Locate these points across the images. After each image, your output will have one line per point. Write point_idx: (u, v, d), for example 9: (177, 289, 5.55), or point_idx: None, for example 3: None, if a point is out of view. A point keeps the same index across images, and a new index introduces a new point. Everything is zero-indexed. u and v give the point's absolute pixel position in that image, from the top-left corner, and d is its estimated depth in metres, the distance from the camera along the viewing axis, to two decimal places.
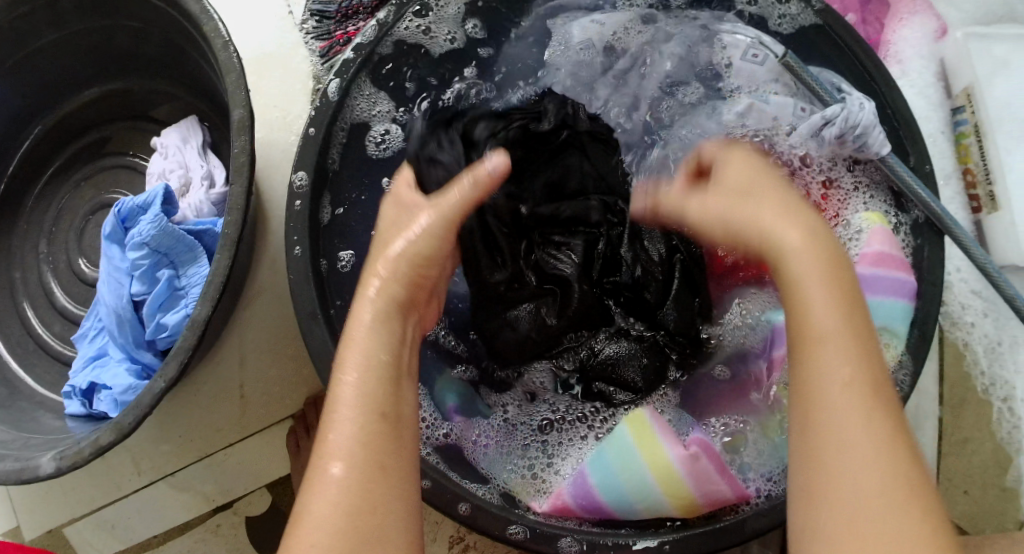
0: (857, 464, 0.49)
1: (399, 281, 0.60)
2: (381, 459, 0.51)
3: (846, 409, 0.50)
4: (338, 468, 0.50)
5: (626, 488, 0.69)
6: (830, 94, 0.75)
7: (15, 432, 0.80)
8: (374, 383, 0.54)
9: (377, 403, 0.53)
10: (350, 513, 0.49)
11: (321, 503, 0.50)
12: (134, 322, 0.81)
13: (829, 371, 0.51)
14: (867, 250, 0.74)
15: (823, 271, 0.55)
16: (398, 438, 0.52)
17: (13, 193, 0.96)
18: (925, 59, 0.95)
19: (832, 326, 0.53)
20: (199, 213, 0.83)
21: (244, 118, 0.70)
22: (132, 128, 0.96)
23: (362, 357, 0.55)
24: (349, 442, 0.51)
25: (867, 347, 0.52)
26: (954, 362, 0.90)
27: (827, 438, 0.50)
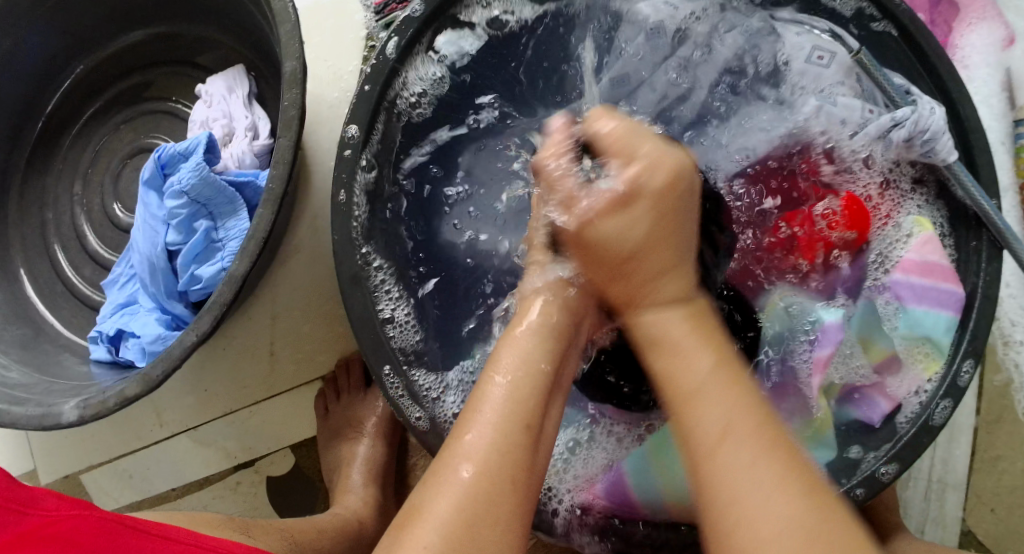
0: (740, 475, 0.53)
1: (539, 332, 0.63)
2: (510, 472, 0.54)
3: (729, 429, 0.55)
4: (465, 470, 0.54)
5: (658, 488, 0.70)
6: (900, 97, 0.72)
7: (39, 375, 0.79)
8: (526, 390, 0.58)
9: (521, 414, 0.57)
10: (469, 519, 0.52)
11: (442, 492, 0.53)
12: (167, 272, 0.79)
13: (731, 466, 0.53)
14: (913, 257, 0.74)
15: (706, 385, 0.57)
16: (534, 448, 0.57)
17: (52, 132, 0.95)
18: (990, 66, 0.92)
19: (691, 369, 0.58)
20: (240, 164, 0.82)
21: (295, 71, 0.68)
22: (174, 74, 0.94)
23: (512, 367, 0.59)
24: (482, 448, 0.55)
25: (734, 379, 0.57)
26: (993, 379, 0.88)
27: (713, 453, 0.54)
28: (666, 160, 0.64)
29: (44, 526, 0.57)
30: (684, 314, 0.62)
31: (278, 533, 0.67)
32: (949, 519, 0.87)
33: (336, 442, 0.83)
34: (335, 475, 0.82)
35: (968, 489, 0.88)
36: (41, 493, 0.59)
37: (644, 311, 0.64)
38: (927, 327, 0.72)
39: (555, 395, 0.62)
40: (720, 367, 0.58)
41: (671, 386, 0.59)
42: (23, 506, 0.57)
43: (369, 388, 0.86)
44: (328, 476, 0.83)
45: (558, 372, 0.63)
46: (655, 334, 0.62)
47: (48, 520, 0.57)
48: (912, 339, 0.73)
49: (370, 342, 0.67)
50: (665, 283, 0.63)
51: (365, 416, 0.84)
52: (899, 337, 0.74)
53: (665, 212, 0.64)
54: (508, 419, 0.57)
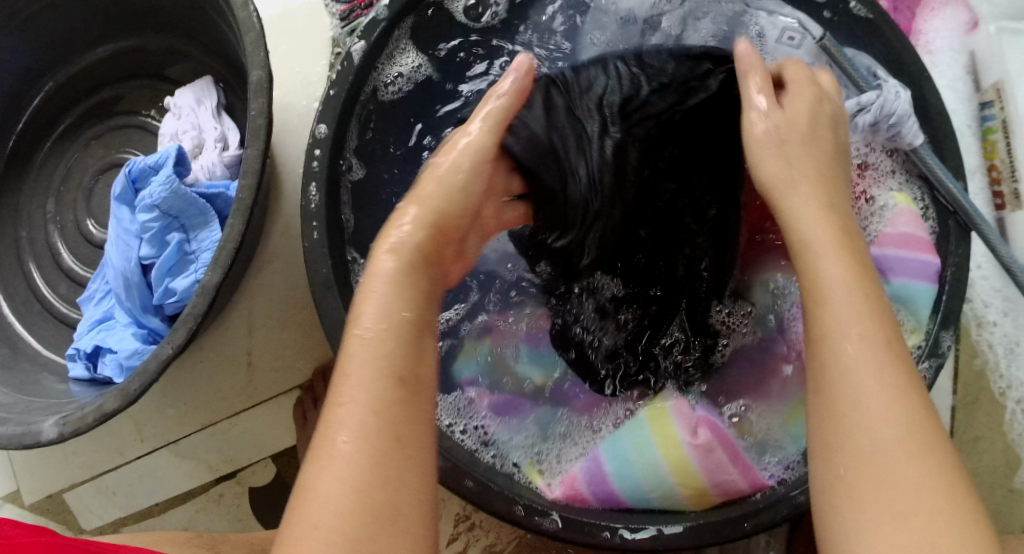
0: (882, 430, 0.49)
1: (389, 274, 0.55)
2: (393, 432, 0.49)
3: (875, 399, 0.50)
4: (343, 437, 0.49)
5: (639, 478, 0.70)
6: (867, 82, 0.73)
7: (18, 395, 0.79)
8: (391, 341, 0.52)
9: (391, 364, 0.51)
10: (361, 489, 0.48)
11: (337, 470, 0.48)
12: (141, 286, 0.79)
13: (860, 380, 0.50)
14: (892, 230, 0.73)
15: (852, 277, 0.54)
16: (414, 411, 0.51)
17: (24, 150, 0.94)
18: (954, 51, 0.93)
19: (843, 311, 0.53)
20: (211, 176, 0.82)
21: (261, 81, 0.68)
22: (144, 88, 0.94)
23: (373, 319, 0.52)
24: (363, 415, 0.49)
25: (883, 326, 0.52)
26: (969, 362, 0.89)
27: (851, 406, 0.50)
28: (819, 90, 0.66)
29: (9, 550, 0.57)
30: (841, 254, 0.55)
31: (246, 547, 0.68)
32: None
33: None
34: None
35: None
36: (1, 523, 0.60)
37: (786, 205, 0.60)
38: (905, 299, 0.72)
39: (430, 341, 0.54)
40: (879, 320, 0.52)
41: (829, 329, 0.53)
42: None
43: None
44: None
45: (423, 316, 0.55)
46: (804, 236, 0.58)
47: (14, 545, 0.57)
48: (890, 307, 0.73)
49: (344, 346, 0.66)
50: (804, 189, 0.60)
51: None
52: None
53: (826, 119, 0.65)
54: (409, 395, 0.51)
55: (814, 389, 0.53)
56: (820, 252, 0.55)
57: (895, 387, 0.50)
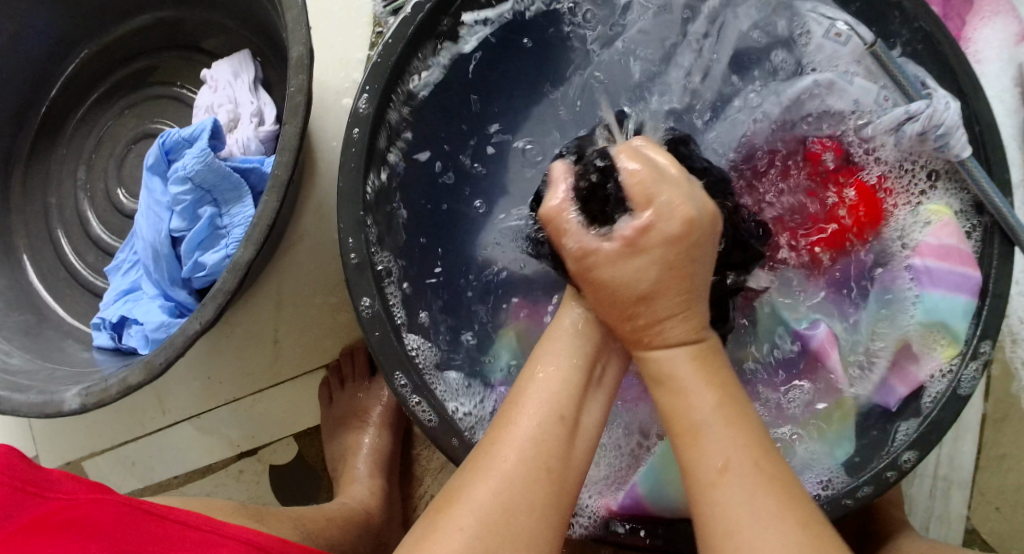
0: (766, 540, 0.50)
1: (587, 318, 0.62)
2: (545, 460, 0.54)
3: (762, 544, 0.49)
4: (511, 455, 0.53)
5: (675, 497, 0.66)
6: (915, 90, 0.71)
7: (41, 362, 0.79)
8: (567, 379, 0.58)
9: (557, 405, 0.56)
10: (506, 505, 0.52)
11: (491, 482, 0.52)
12: (170, 258, 0.79)
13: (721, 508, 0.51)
14: (930, 242, 0.72)
15: (706, 424, 0.54)
16: (568, 448, 0.55)
17: (56, 116, 0.94)
18: (1003, 62, 0.91)
19: (708, 425, 0.54)
20: (246, 150, 0.81)
21: (302, 57, 0.67)
22: (180, 59, 0.93)
23: (552, 366, 0.58)
24: (528, 439, 0.54)
25: (757, 440, 0.53)
26: (1001, 378, 0.88)
27: (745, 524, 0.50)
28: (700, 203, 0.57)
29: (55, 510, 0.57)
30: (687, 353, 0.57)
31: (291, 520, 0.68)
32: (954, 518, 0.87)
33: (340, 432, 0.83)
34: (341, 464, 0.82)
35: (974, 487, 0.87)
36: (60, 476, 0.60)
37: (655, 355, 0.58)
38: (943, 313, 0.70)
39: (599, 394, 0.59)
40: (723, 406, 0.54)
41: (691, 437, 0.54)
42: (41, 490, 0.58)
43: (374, 376, 0.85)
44: (332, 465, 0.83)
45: (594, 368, 0.60)
46: (669, 410, 0.56)
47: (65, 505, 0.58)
48: (929, 326, 0.71)
49: (377, 331, 0.66)
50: (671, 325, 0.57)
51: (370, 406, 0.83)
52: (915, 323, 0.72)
53: (678, 268, 0.56)
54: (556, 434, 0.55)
55: (692, 491, 0.53)
56: (667, 346, 0.57)
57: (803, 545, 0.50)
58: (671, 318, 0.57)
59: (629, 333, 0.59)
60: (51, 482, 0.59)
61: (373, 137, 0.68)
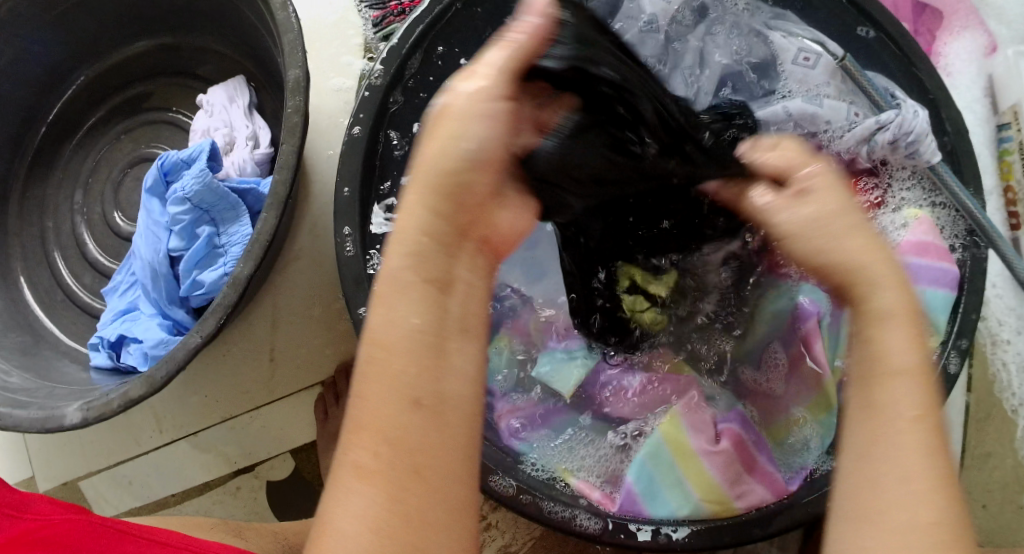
0: (917, 467, 0.44)
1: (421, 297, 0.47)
2: (417, 462, 0.44)
3: (899, 452, 0.45)
4: (366, 454, 0.44)
5: (666, 499, 0.69)
6: (885, 101, 0.74)
7: (41, 381, 0.80)
8: (409, 343, 0.46)
9: (409, 376, 0.45)
10: (386, 527, 0.43)
11: (351, 505, 0.44)
12: (169, 277, 0.80)
13: (901, 406, 0.46)
14: (909, 239, 0.74)
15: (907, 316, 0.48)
16: (434, 429, 0.45)
17: (51, 142, 0.96)
18: (973, 74, 0.94)
19: (895, 341, 0.47)
20: (242, 172, 0.83)
21: (298, 79, 0.69)
22: (175, 85, 0.95)
23: (386, 321, 0.46)
24: (386, 423, 0.45)
25: (928, 410, 0.46)
26: (982, 377, 0.90)
27: (899, 448, 0.45)
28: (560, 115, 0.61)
29: (31, 530, 0.59)
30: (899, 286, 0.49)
31: (271, 537, 0.69)
32: None
33: (336, 445, 0.83)
34: None
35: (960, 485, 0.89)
36: (33, 498, 0.62)
37: (797, 214, 0.52)
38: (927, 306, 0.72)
39: (460, 340, 0.47)
40: (931, 396, 0.46)
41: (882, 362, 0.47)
42: (14, 510, 0.60)
43: None
44: (327, 478, 0.84)
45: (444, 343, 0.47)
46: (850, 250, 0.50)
47: (41, 523, 0.60)
48: None
49: None
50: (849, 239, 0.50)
51: None
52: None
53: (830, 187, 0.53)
54: (436, 407, 0.45)
55: (852, 404, 0.48)
56: (809, 175, 0.54)
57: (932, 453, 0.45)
58: (888, 263, 0.50)
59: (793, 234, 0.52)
60: (27, 504, 0.61)
61: (370, 154, 0.70)
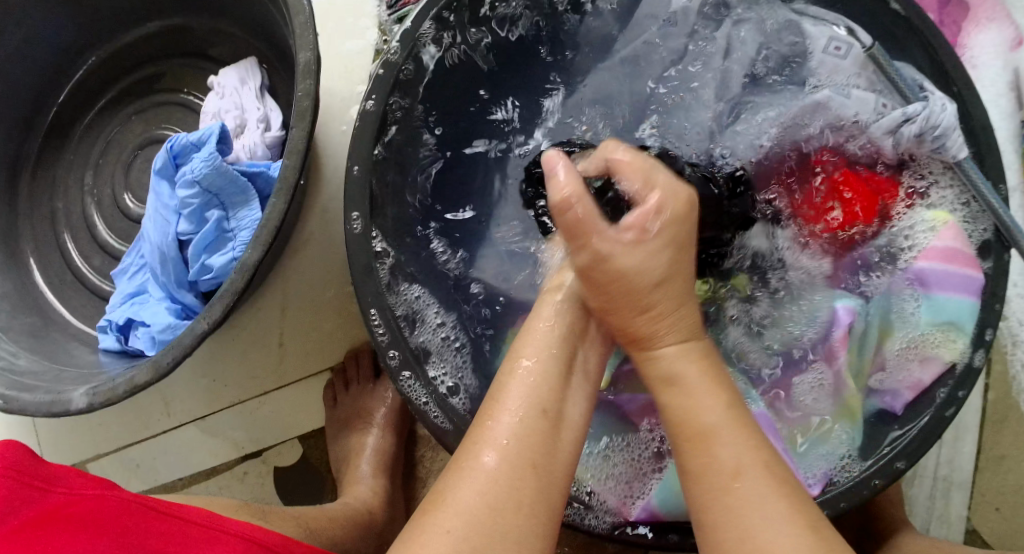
0: (762, 525, 0.53)
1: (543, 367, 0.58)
2: (530, 458, 0.54)
3: (766, 518, 0.53)
4: (491, 456, 0.54)
5: (685, 506, 0.67)
6: (912, 92, 0.72)
7: (49, 363, 0.80)
8: (551, 372, 0.59)
9: (540, 399, 0.57)
10: (491, 507, 0.52)
11: (472, 488, 0.53)
12: (177, 261, 0.80)
13: (731, 460, 0.55)
14: (936, 245, 0.72)
15: (726, 426, 0.56)
16: (555, 440, 0.56)
17: (63, 123, 0.95)
18: (998, 68, 0.92)
19: (680, 409, 0.58)
20: (252, 155, 0.82)
21: (310, 62, 0.68)
22: (187, 67, 0.95)
23: (539, 350, 0.60)
24: (508, 435, 0.55)
25: (743, 422, 0.57)
26: (1000, 378, 0.88)
27: (732, 520, 0.54)
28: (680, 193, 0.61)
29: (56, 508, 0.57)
30: (691, 356, 0.60)
31: (294, 521, 0.68)
32: (954, 517, 0.87)
33: (344, 433, 0.83)
34: (342, 466, 0.82)
35: (974, 487, 0.88)
36: (67, 470, 0.60)
37: (663, 351, 0.60)
38: (947, 313, 0.71)
39: (582, 384, 0.60)
40: (733, 408, 0.57)
41: (695, 434, 0.57)
42: (45, 484, 0.58)
43: (379, 379, 0.86)
44: (334, 466, 0.84)
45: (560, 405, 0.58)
46: (666, 370, 0.60)
47: (69, 500, 0.58)
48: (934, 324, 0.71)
49: (384, 332, 0.67)
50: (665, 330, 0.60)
51: (373, 407, 0.84)
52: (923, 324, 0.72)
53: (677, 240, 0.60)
54: (536, 424, 0.56)
55: (695, 501, 0.56)
56: (661, 354, 0.60)
57: (760, 463, 0.55)
58: (676, 312, 0.60)
59: (639, 336, 0.61)
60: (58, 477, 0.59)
61: (375, 134, 0.68)
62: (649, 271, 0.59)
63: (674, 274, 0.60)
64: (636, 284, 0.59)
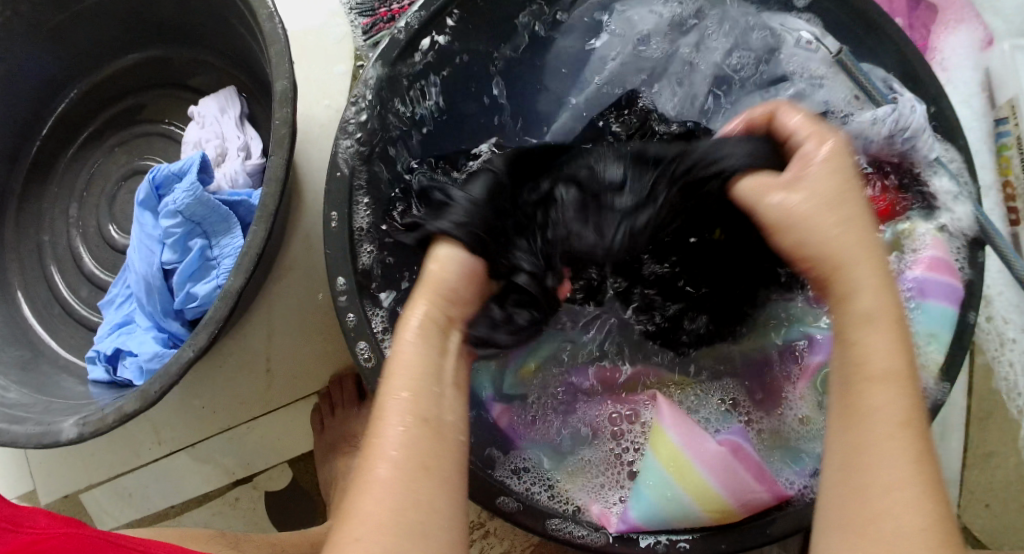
0: (882, 479, 0.48)
1: (420, 384, 0.53)
2: (420, 460, 0.50)
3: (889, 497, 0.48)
4: (382, 468, 0.50)
5: (668, 515, 0.68)
6: (880, 93, 0.73)
7: (38, 396, 0.80)
8: (427, 391, 0.53)
9: (433, 444, 0.51)
10: (397, 525, 0.48)
11: (380, 493, 0.49)
12: (163, 290, 0.80)
13: (885, 432, 0.49)
14: (927, 253, 0.73)
15: (901, 370, 0.51)
16: (439, 437, 0.52)
17: (47, 157, 0.96)
18: (970, 68, 0.93)
19: (822, 239, 0.54)
20: (234, 183, 0.83)
21: (286, 90, 0.68)
22: (167, 97, 0.96)
23: (410, 357, 0.54)
24: (400, 442, 0.51)
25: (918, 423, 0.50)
26: (983, 376, 0.89)
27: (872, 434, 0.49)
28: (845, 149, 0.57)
29: (27, 545, 0.59)
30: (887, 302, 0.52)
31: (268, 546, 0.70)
32: None
33: (332, 456, 0.84)
34: (334, 490, 0.83)
35: (961, 486, 0.88)
36: (31, 513, 0.63)
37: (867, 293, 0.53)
38: (932, 322, 0.70)
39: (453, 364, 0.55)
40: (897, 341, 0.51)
41: (836, 263, 0.53)
42: (12, 524, 0.61)
43: (364, 402, 0.86)
44: (325, 490, 0.84)
45: (443, 400, 0.53)
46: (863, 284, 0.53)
47: (41, 536, 0.60)
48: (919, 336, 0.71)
49: (370, 360, 0.68)
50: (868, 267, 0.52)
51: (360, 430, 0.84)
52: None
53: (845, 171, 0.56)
54: (430, 426, 0.52)
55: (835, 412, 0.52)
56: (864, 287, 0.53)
57: (916, 458, 0.49)
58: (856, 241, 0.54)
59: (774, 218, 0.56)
60: (26, 518, 0.61)
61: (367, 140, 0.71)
62: (843, 172, 0.56)
63: (843, 192, 0.55)
64: (830, 230, 0.54)
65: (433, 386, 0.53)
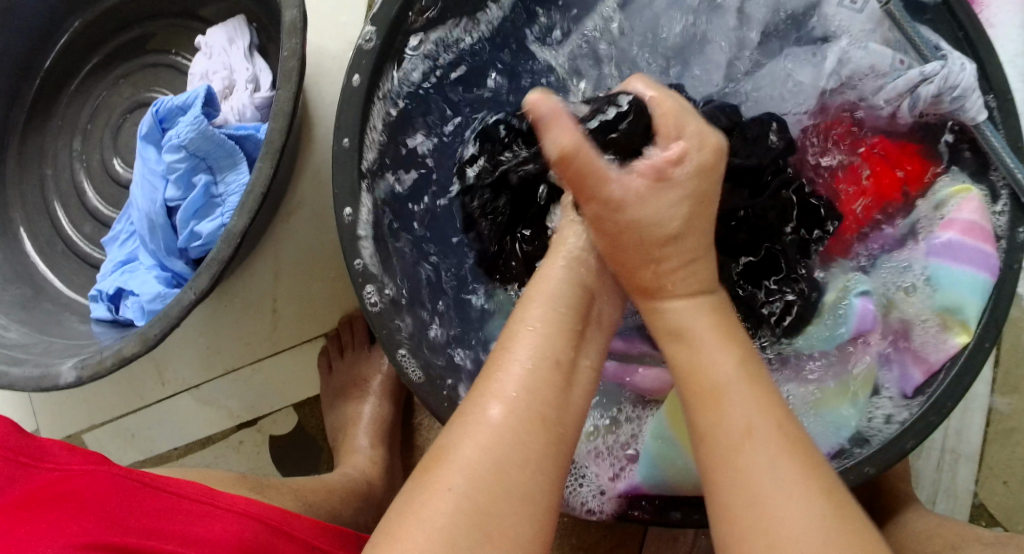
0: (757, 471, 0.49)
1: (554, 331, 0.54)
2: (539, 409, 0.51)
3: (772, 493, 0.48)
4: (494, 408, 0.51)
5: (672, 484, 0.65)
6: (929, 51, 0.68)
7: (39, 335, 0.78)
8: (553, 336, 0.54)
9: (548, 392, 0.52)
10: (497, 466, 0.49)
11: (490, 439, 0.49)
12: (166, 228, 0.78)
13: (742, 421, 0.51)
14: (956, 218, 0.69)
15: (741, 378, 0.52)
16: (563, 392, 0.53)
17: (49, 90, 0.93)
18: (1020, 24, 0.87)
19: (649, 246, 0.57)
20: (241, 117, 0.80)
21: (295, 20, 0.65)
22: (173, 27, 0.91)
23: (539, 313, 0.55)
24: (516, 388, 0.51)
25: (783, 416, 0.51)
26: (1012, 347, 0.86)
27: (724, 439, 0.51)
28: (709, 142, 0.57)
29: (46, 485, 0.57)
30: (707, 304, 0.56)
31: (292, 492, 0.68)
32: (961, 491, 0.86)
33: (340, 401, 0.82)
34: (341, 435, 0.82)
35: (982, 460, 0.86)
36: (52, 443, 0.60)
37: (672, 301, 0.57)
38: (959, 289, 0.67)
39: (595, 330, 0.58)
40: (745, 364, 0.53)
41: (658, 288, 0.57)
42: (33, 460, 0.58)
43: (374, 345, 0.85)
44: (331, 435, 0.83)
45: (568, 354, 0.54)
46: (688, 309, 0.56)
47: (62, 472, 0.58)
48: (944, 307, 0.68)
49: (377, 305, 0.65)
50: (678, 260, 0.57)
51: (368, 375, 0.83)
52: (930, 310, 0.69)
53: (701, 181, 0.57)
54: (555, 377, 0.53)
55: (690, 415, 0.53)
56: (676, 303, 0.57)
57: (775, 447, 0.50)
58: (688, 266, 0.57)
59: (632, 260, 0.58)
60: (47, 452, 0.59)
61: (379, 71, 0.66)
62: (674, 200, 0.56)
63: (697, 218, 0.57)
64: (663, 223, 0.56)
65: (561, 335, 0.55)
